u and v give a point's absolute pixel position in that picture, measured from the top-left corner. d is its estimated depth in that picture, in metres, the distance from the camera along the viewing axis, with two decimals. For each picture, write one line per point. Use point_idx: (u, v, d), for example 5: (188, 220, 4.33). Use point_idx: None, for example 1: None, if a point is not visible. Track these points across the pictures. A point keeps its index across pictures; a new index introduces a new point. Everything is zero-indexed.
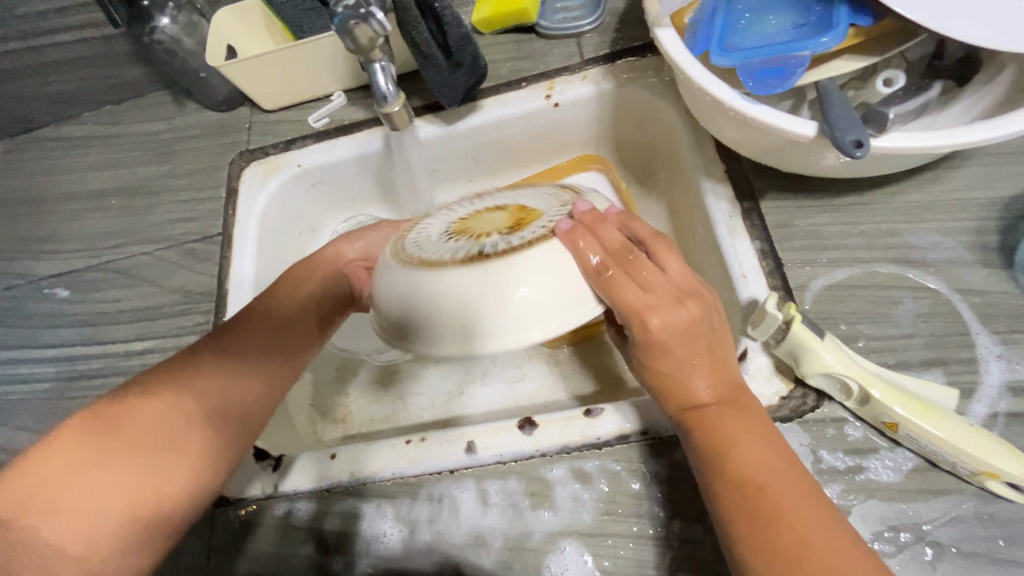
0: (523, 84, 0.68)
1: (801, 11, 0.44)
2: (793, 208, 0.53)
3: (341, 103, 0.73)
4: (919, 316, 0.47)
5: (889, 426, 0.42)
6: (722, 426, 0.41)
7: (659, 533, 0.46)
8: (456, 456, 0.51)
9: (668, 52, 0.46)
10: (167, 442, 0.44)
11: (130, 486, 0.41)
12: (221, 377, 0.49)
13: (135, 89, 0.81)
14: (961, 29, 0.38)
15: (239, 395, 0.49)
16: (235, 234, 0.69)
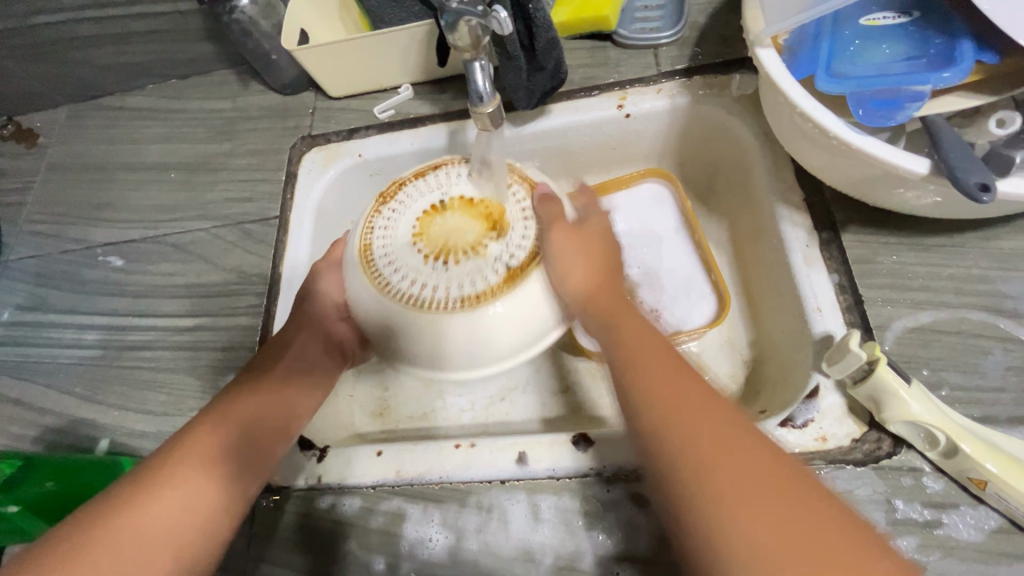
0: (595, 92, 0.67)
1: (915, 41, 0.43)
2: (876, 243, 0.51)
3: (408, 96, 0.72)
4: (1008, 369, 0.45)
5: (975, 483, 0.40)
6: (648, 369, 0.41)
7: None
8: (506, 466, 0.50)
9: (770, 75, 0.44)
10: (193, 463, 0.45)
11: (158, 525, 0.42)
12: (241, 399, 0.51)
13: (201, 66, 0.81)
14: None
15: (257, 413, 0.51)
16: (292, 219, 0.69)
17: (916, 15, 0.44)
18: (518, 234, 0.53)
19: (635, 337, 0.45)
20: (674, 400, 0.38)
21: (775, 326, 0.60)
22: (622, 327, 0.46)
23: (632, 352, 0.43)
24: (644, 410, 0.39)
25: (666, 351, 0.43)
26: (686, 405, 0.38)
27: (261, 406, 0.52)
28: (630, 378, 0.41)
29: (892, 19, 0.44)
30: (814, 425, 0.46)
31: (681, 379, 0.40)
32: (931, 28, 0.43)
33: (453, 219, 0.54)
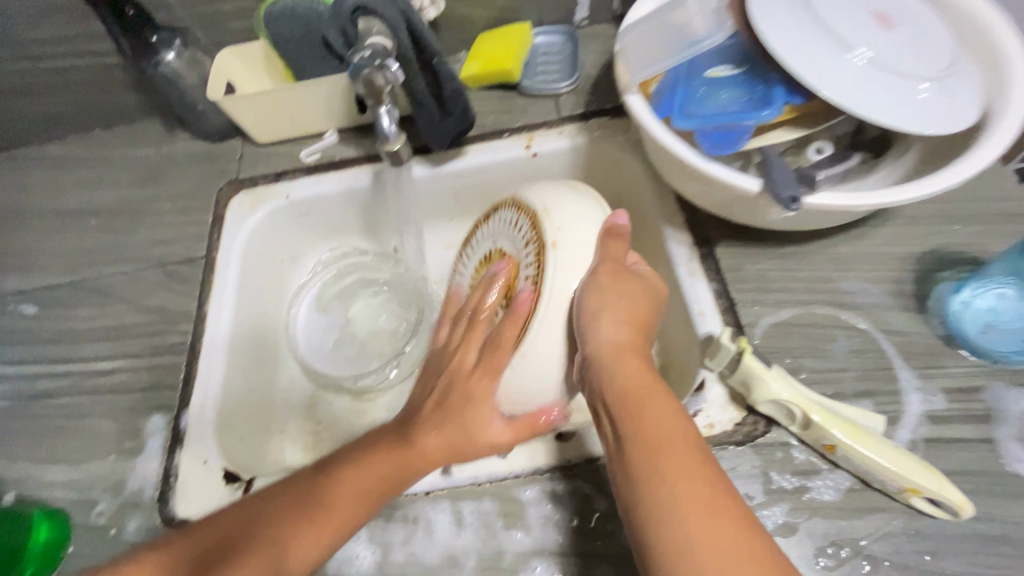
0: (505, 135, 0.74)
1: (745, 86, 0.53)
2: (743, 254, 0.59)
3: (333, 141, 0.77)
4: (851, 352, 0.53)
5: (827, 448, 0.47)
6: (662, 455, 0.38)
7: (619, 549, 0.48)
8: (432, 477, 0.53)
9: (636, 115, 0.53)
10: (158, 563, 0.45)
11: None
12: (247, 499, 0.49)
13: (126, 115, 0.83)
14: (845, 97, 0.46)
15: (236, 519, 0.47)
16: (219, 258, 0.71)
17: (745, 68, 0.54)
18: (507, 307, 0.55)
19: (656, 418, 0.41)
20: (681, 498, 0.36)
21: (673, 334, 0.67)
22: (644, 409, 0.41)
23: (651, 429, 0.40)
24: (643, 508, 0.37)
25: (684, 433, 0.40)
26: (687, 510, 0.35)
27: (357, 481, 0.48)
28: (643, 461, 0.38)
29: (728, 70, 0.54)
30: (702, 414, 0.52)
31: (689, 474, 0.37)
32: (756, 78, 0.53)
33: (480, 276, 0.62)
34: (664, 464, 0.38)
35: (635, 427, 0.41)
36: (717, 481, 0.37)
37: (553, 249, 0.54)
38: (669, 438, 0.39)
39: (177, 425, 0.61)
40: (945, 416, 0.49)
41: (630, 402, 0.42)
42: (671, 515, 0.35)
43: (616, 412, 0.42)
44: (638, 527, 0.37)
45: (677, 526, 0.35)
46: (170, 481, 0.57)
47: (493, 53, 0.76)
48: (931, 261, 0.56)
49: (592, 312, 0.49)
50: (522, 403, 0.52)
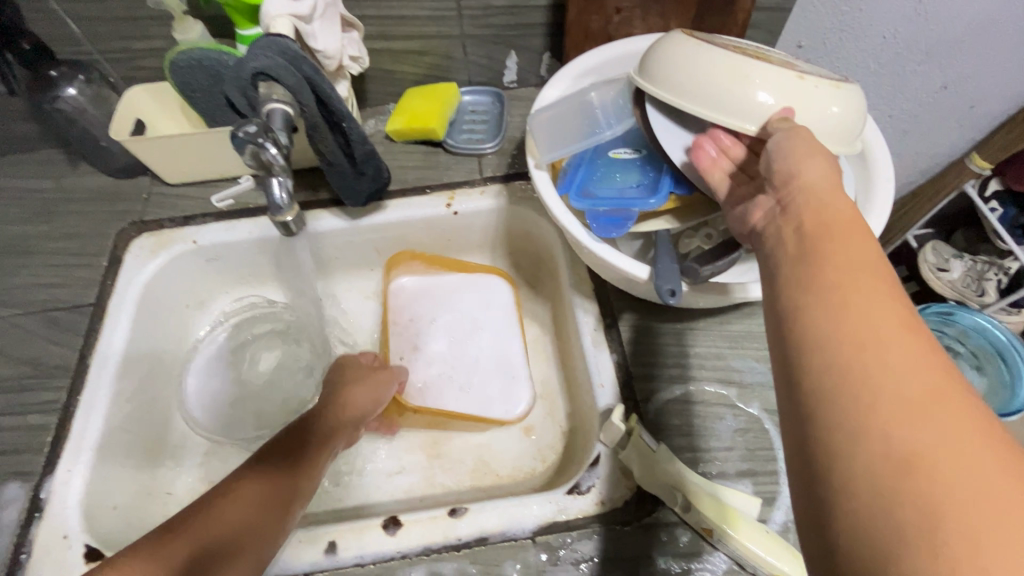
0: (427, 191, 0.75)
1: (640, 170, 0.54)
2: (644, 327, 0.62)
3: (248, 186, 0.75)
4: (736, 431, 0.55)
5: (705, 531, 0.48)
6: (868, 354, 0.29)
7: None
8: (314, 558, 0.50)
9: (539, 190, 0.55)
10: None
11: None
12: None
13: (24, 143, 0.78)
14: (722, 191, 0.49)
15: None
16: (109, 306, 0.66)
17: (644, 152, 0.56)
18: (792, 67, 0.51)
19: (866, 306, 0.30)
20: (904, 427, 0.26)
21: (581, 400, 0.68)
22: (855, 294, 0.31)
23: (861, 329, 0.30)
24: (828, 436, 0.28)
25: (921, 355, 0.28)
26: (891, 402, 0.27)
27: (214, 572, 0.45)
28: (841, 374, 0.29)
29: (628, 154, 0.56)
30: (595, 489, 0.52)
31: (910, 366, 0.28)
32: (650, 164, 0.54)
33: (772, 53, 0.55)
34: (859, 348, 0.29)
35: (827, 310, 0.31)
36: (953, 399, 0.26)
37: (847, 92, 0.50)
38: (876, 323, 0.30)
39: (37, 494, 0.55)
40: None
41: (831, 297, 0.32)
42: (863, 403, 0.27)
43: (796, 324, 0.32)
44: (821, 416, 0.28)
45: (871, 416, 0.27)
46: (21, 559, 0.52)
47: (418, 109, 0.76)
48: None
49: (788, 165, 0.40)
50: (698, 106, 0.50)
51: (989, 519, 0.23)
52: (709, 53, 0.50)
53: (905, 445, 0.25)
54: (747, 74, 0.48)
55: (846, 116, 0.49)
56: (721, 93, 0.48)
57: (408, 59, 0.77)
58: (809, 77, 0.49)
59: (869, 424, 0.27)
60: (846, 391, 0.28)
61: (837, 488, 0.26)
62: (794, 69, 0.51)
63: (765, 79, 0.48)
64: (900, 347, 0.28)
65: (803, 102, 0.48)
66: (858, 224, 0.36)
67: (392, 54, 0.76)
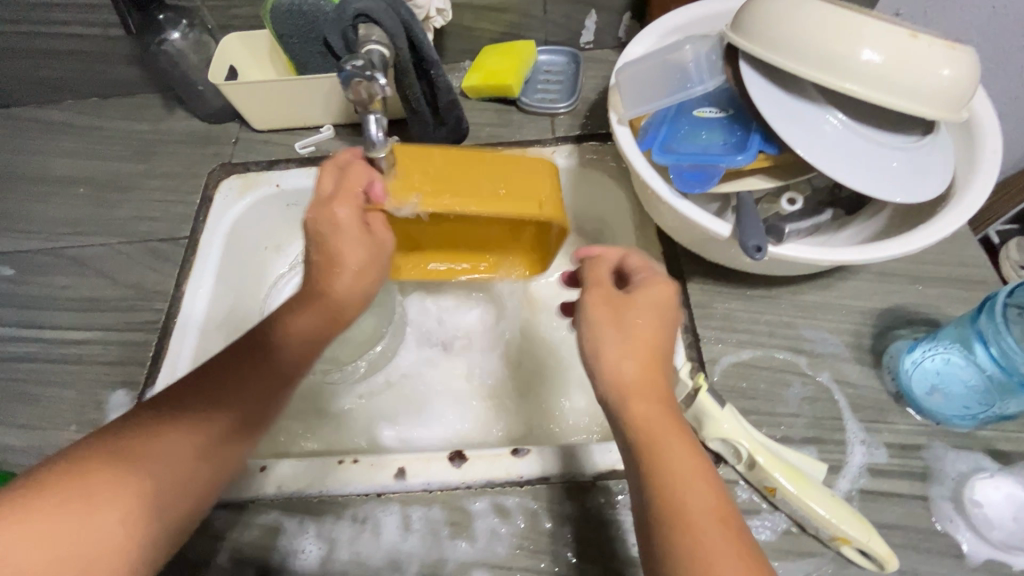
0: (499, 148, 0.75)
1: (727, 130, 0.53)
2: (713, 291, 0.61)
3: (329, 136, 0.78)
4: (804, 399, 0.54)
5: (769, 490, 0.48)
6: (670, 452, 0.40)
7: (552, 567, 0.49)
8: (384, 480, 0.54)
9: (620, 144, 0.55)
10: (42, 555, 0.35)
11: None
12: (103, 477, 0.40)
13: (125, 88, 0.83)
14: (808, 149, 0.48)
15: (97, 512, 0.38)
16: (200, 240, 0.71)
17: (731, 112, 0.54)
18: (904, 24, 0.49)
19: (665, 409, 0.41)
20: (687, 507, 0.38)
21: None
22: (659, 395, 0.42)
23: (663, 431, 0.40)
24: (662, 517, 0.38)
25: (694, 450, 0.40)
26: (682, 490, 0.38)
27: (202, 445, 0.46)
28: (659, 473, 0.39)
29: (715, 113, 0.55)
30: None
31: (692, 460, 0.40)
32: (739, 123, 0.53)
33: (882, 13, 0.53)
34: (659, 447, 0.40)
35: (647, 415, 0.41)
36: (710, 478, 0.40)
37: (963, 54, 0.47)
38: (667, 423, 0.41)
39: (141, 402, 0.61)
40: (884, 470, 0.50)
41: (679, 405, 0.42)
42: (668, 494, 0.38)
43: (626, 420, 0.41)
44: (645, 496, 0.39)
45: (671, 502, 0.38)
46: None
47: (495, 66, 0.77)
48: (890, 319, 0.58)
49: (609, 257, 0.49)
50: (792, 61, 0.49)
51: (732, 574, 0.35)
52: (813, 7, 0.48)
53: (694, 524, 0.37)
54: (852, 28, 0.47)
55: (958, 79, 0.47)
56: (819, 46, 0.47)
57: (487, 16, 0.77)
58: (922, 36, 0.47)
59: (673, 510, 0.38)
60: (664, 483, 0.39)
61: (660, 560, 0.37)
62: (907, 26, 0.49)
63: (869, 36, 0.46)
64: (683, 441, 0.40)
65: (911, 59, 0.46)
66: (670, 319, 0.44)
67: (473, 11, 0.77)
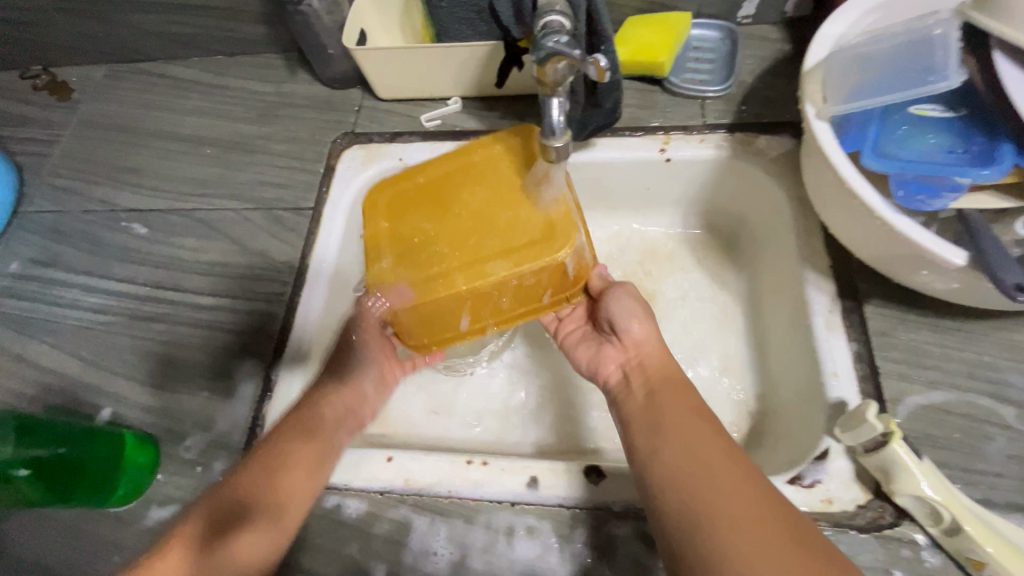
0: (641, 132, 0.69)
1: (960, 134, 0.46)
2: (896, 318, 0.54)
3: (456, 109, 0.73)
4: (1008, 458, 0.47)
5: (973, 563, 0.42)
6: (666, 445, 0.45)
7: None
8: (518, 488, 0.51)
9: (822, 143, 0.48)
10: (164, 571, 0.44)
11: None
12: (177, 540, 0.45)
13: (250, 47, 0.82)
14: None
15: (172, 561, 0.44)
16: (325, 212, 0.69)
17: (962, 112, 0.48)
18: None
19: (662, 412, 0.47)
20: (697, 480, 0.42)
21: (786, 384, 0.61)
22: (654, 404, 0.48)
23: (667, 428, 0.46)
24: (675, 488, 0.42)
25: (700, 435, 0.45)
26: (686, 471, 0.42)
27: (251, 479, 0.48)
28: (662, 464, 0.44)
29: (940, 111, 0.48)
30: (821, 487, 0.48)
31: (687, 436, 0.45)
32: (976, 126, 0.46)
33: None
34: (655, 439, 0.45)
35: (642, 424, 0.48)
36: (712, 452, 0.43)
37: None
38: (666, 416, 0.47)
39: (269, 375, 0.61)
40: None
41: (654, 429, 0.46)
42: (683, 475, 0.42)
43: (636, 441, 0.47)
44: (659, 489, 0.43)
45: (682, 484, 0.42)
46: (258, 431, 0.58)
47: (644, 40, 0.69)
48: None
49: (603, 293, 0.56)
50: None
51: (736, 525, 0.38)
52: None
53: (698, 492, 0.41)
54: None
55: None
56: None
57: None
58: None
59: (686, 490, 0.41)
60: (670, 470, 0.43)
61: (683, 531, 0.40)
62: None
63: None
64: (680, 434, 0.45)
65: None
66: (666, 359, 0.52)
67: None
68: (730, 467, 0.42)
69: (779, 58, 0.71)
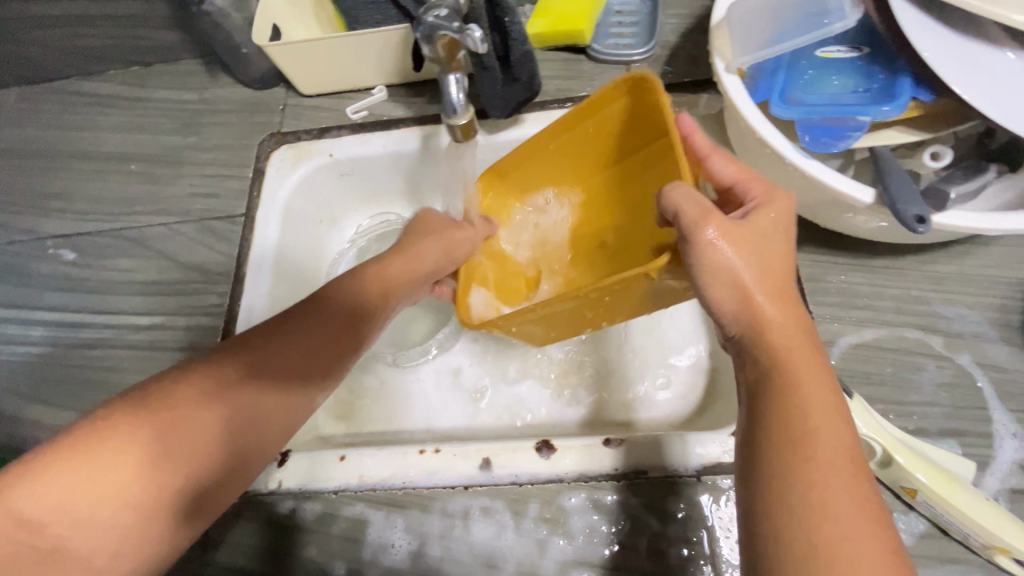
0: (569, 104, 0.68)
1: (864, 74, 0.46)
2: (828, 263, 0.54)
3: (382, 98, 0.72)
4: (939, 386, 0.48)
5: (907, 491, 0.44)
6: (804, 417, 0.35)
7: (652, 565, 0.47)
8: (470, 472, 0.51)
9: (731, 97, 0.47)
10: (99, 466, 0.40)
11: (77, 491, 0.39)
12: (129, 443, 0.42)
13: (166, 54, 0.79)
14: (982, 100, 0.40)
15: (107, 485, 0.40)
16: (258, 218, 0.68)
17: (865, 51, 0.47)
18: None
19: (810, 380, 0.36)
20: (822, 469, 0.33)
21: None
22: (779, 367, 0.37)
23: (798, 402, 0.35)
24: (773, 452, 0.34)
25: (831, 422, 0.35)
26: (820, 454, 0.33)
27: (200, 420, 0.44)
28: (785, 430, 0.35)
29: (844, 53, 0.48)
30: None
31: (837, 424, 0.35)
32: (878, 64, 0.46)
33: None
34: (786, 398, 0.36)
35: (789, 370, 0.37)
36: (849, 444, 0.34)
37: None
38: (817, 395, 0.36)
39: None
40: None
41: (790, 393, 0.36)
42: (792, 449, 0.34)
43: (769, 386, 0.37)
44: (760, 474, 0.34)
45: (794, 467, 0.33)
46: None
47: (564, 8, 0.68)
48: None
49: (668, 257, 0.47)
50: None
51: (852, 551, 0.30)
52: None
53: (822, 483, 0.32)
54: None
55: None
56: None
57: None
58: None
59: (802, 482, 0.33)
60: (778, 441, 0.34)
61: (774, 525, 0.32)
62: None
63: None
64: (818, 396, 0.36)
65: None
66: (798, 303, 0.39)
67: None
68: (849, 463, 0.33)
69: (702, 15, 0.70)
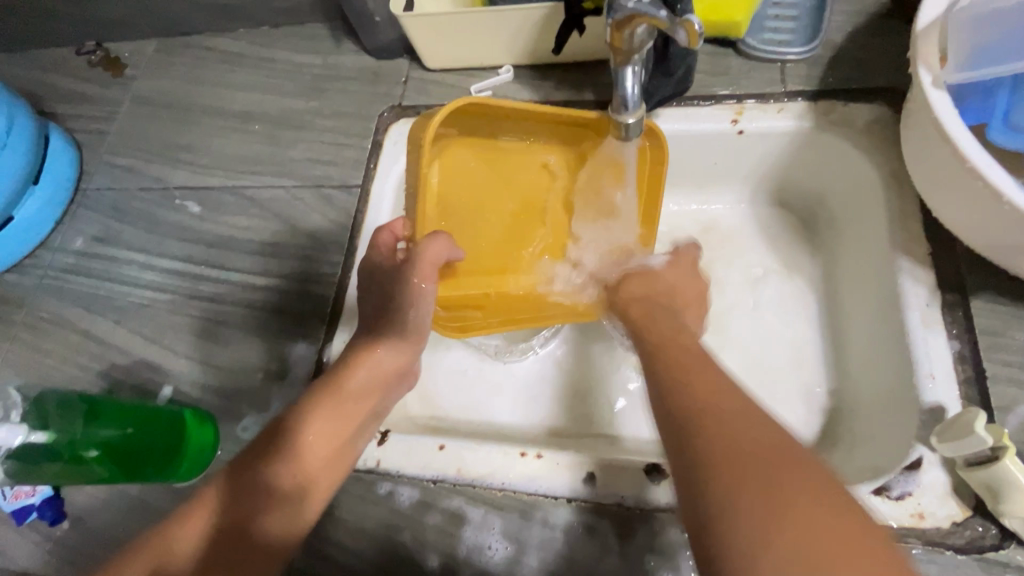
0: (710, 102, 0.62)
1: None
2: (1008, 316, 0.48)
3: (508, 79, 0.69)
4: None
5: None
6: (726, 423, 0.36)
7: None
8: (574, 484, 0.49)
9: (940, 117, 0.41)
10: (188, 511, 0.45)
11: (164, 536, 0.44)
12: (215, 485, 0.47)
13: (295, 16, 0.79)
14: None
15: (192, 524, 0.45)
16: (374, 190, 0.67)
17: None
18: None
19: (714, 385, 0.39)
20: (742, 472, 0.33)
21: (868, 380, 0.56)
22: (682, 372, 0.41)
23: (719, 410, 0.37)
24: (704, 473, 0.34)
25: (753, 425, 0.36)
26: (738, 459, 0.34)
27: (272, 454, 0.48)
28: (691, 440, 0.36)
29: None
30: (911, 500, 0.44)
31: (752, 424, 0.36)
32: None
33: None
34: (707, 412, 0.37)
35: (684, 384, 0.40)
36: (767, 444, 0.35)
37: None
38: (726, 400, 0.38)
39: (322, 357, 0.61)
40: None
41: (700, 405, 0.37)
42: (716, 460, 0.34)
43: (688, 400, 0.38)
44: (701, 499, 0.33)
45: (729, 478, 0.33)
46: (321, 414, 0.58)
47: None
48: None
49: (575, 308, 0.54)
50: None
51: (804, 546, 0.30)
52: None
53: (774, 487, 0.32)
54: None
55: None
56: None
57: None
58: None
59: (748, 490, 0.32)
60: (706, 456, 0.34)
61: (727, 530, 0.32)
62: None
63: None
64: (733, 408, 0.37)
65: None
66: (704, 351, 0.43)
67: None
68: (779, 452, 0.34)
69: (875, 14, 0.62)
